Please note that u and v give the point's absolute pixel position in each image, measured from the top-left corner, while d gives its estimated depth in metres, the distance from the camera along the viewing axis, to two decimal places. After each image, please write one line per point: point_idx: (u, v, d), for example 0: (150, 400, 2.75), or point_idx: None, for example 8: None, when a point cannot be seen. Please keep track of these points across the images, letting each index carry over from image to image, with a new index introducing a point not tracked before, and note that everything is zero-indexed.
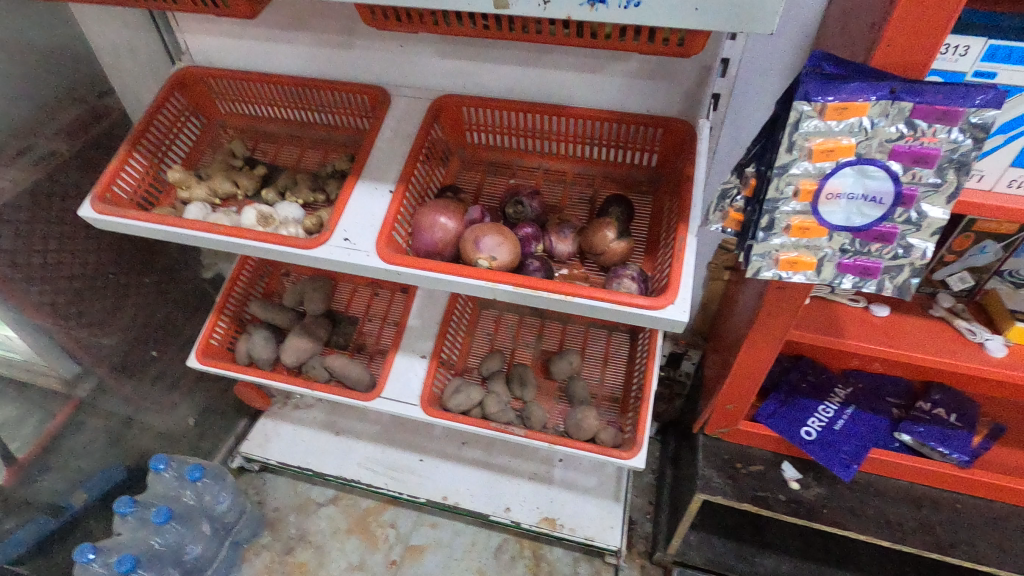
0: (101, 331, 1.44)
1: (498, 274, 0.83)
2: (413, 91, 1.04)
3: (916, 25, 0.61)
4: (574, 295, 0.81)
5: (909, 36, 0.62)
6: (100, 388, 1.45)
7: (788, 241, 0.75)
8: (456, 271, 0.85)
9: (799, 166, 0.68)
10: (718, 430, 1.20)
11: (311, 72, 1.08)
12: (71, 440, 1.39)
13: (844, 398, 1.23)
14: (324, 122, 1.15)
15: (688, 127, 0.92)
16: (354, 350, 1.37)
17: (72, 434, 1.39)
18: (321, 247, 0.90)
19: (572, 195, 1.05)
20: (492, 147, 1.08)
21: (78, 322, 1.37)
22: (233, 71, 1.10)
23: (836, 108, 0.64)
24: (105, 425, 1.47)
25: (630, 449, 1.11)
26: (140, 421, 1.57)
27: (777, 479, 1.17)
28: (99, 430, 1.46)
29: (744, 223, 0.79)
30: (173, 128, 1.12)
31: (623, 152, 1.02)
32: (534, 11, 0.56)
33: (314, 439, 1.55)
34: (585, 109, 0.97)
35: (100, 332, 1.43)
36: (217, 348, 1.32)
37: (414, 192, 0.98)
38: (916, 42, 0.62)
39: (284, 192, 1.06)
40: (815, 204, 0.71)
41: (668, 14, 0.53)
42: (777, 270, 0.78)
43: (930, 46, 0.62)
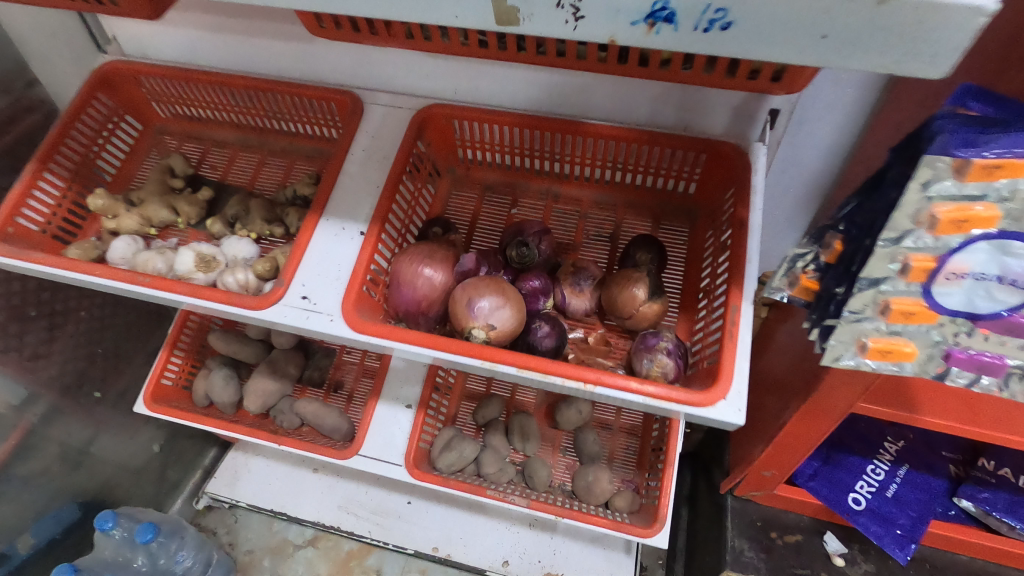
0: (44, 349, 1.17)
1: (498, 352, 0.65)
2: (392, 98, 0.83)
3: None
4: (596, 384, 0.63)
5: None
6: (52, 413, 1.19)
7: (882, 326, 0.57)
8: (446, 345, 0.66)
9: (914, 237, 0.50)
10: (749, 492, 1.04)
11: (266, 69, 0.87)
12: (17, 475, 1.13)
13: (896, 454, 1.06)
14: (284, 130, 0.94)
15: (739, 154, 0.72)
16: (331, 390, 1.18)
17: (20, 465, 1.13)
18: (274, 307, 0.71)
19: (588, 230, 0.85)
20: (490, 166, 0.88)
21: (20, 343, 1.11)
22: (168, 68, 0.88)
23: (984, 166, 0.44)
24: (61, 454, 1.21)
25: (648, 525, 0.94)
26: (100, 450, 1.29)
27: (818, 552, 1.01)
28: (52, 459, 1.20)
29: (822, 295, 0.60)
30: (98, 138, 0.91)
31: (653, 178, 0.82)
32: (559, 32, 0.36)
33: (289, 477, 1.38)
34: (608, 126, 0.76)
35: (47, 350, 1.18)
36: (171, 389, 1.14)
37: (392, 231, 0.78)
38: None
39: (233, 222, 0.86)
40: (926, 284, 0.52)
41: (776, 41, 0.33)
42: (863, 359, 0.59)
43: None
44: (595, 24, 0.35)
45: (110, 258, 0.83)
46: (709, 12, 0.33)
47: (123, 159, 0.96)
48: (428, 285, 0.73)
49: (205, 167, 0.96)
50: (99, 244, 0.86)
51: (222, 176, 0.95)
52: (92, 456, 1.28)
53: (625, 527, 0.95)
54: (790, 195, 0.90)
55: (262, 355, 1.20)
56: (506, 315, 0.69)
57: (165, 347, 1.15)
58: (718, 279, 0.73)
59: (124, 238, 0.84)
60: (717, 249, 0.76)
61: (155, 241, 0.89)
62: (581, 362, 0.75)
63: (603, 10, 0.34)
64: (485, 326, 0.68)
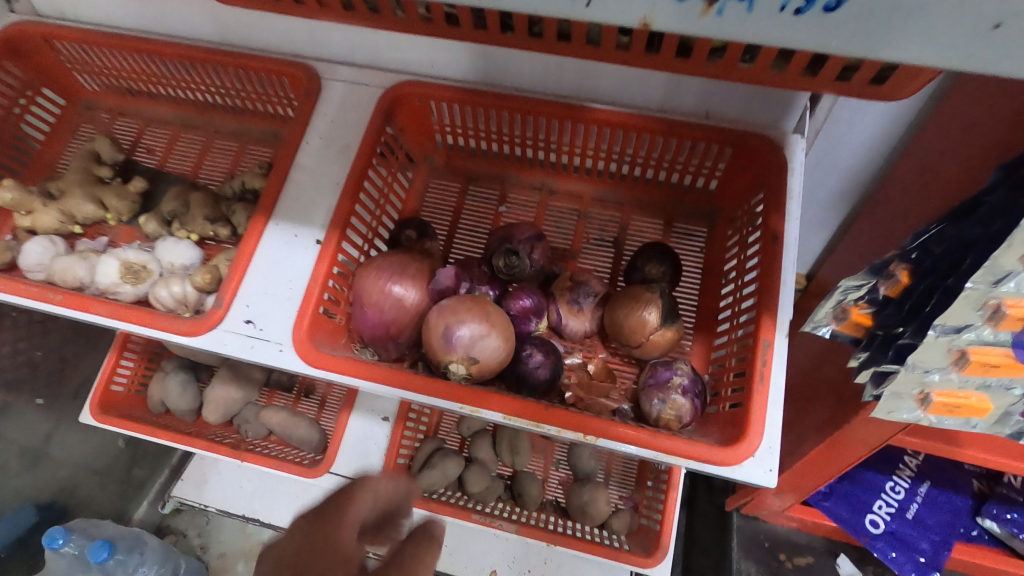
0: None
1: (479, 395, 0.53)
2: (355, 72, 0.68)
3: None
4: (598, 437, 0.51)
5: None
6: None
7: (955, 379, 0.46)
8: (416, 384, 0.54)
9: (1015, 279, 0.38)
10: (757, 511, 0.95)
11: (204, 35, 0.72)
12: None
13: (917, 469, 0.96)
14: (231, 107, 0.80)
15: (770, 150, 0.60)
16: (302, 395, 1.08)
17: None
18: (210, 333, 0.59)
19: (588, 234, 0.73)
20: (474, 155, 0.75)
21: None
22: (84, 32, 0.73)
23: None
24: (17, 452, 1.09)
25: (648, 554, 0.86)
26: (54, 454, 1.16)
27: (828, 574, 0.94)
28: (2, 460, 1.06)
29: (878, 335, 0.49)
30: (9, 113, 0.76)
31: (665, 173, 0.70)
32: (566, 10, 0.28)
33: (259, 481, 1.27)
34: (614, 112, 0.63)
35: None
36: (121, 396, 1.03)
37: (357, 237, 0.66)
38: None
39: (171, 220, 0.73)
40: (1021, 333, 0.41)
41: (876, 35, 0.25)
42: (924, 414, 0.49)
43: None
44: (614, 4, 0.27)
45: (21, 263, 0.69)
46: None
47: (44, 141, 0.82)
48: (397, 307, 0.61)
49: (141, 150, 0.82)
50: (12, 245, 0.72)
51: (161, 162, 0.81)
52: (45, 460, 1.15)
53: (623, 555, 0.87)
54: (821, 189, 0.77)
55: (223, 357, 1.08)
56: (493, 343, 0.58)
57: (113, 349, 1.03)
58: (742, 301, 0.62)
59: (40, 240, 0.71)
60: (742, 261, 0.64)
61: (81, 241, 0.75)
62: (580, 403, 0.62)
63: None
64: (465, 359, 0.57)
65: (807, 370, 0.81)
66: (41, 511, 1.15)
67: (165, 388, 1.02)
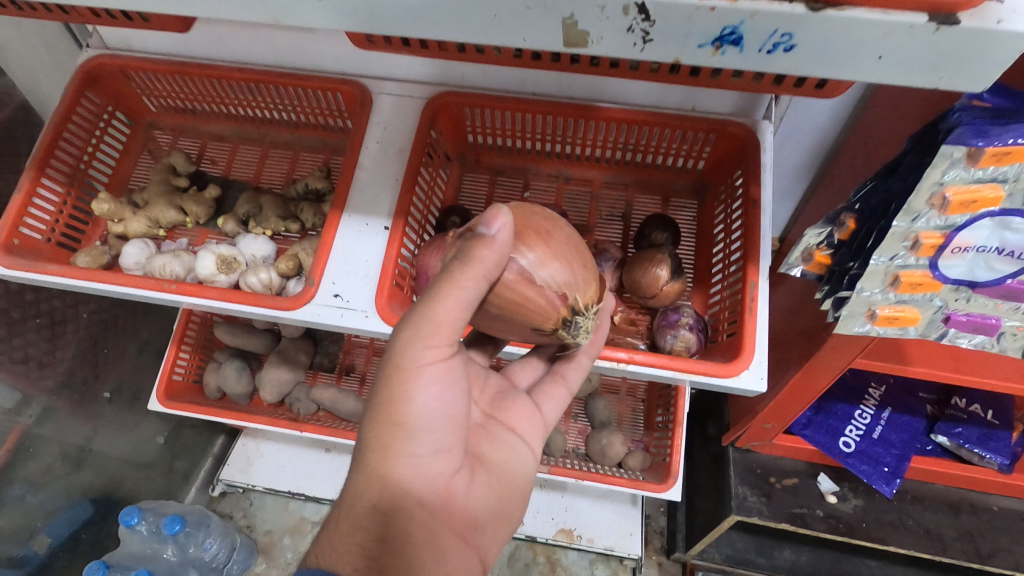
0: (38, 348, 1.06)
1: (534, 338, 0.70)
2: (398, 87, 0.81)
3: None
4: (629, 363, 0.67)
5: None
6: (47, 414, 1.07)
7: (890, 296, 0.61)
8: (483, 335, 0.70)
9: (925, 218, 0.54)
10: (750, 443, 1.10)
11: (262, 61, 0.84)
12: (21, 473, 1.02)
13: (880, 398, 1.10)
14: (285, 120, 0.92)
15: (747, 134, 0.75)
16: (342, 374, 1.19)
17: (23, 464, 1.02)
18: (306, 306, 0.72)
19: (601, 211, 0.89)
20: (499, 151, 0.89)
21: (11, 349, 1.00)
22: (157, 63, 0.84)
23: (995, 153, 0.48)
24: (62, 454, 1.10)
25: (662, 481, 1.01)
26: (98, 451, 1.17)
27: (812, 491, 1.10)
28: (53, 452, 1.08)
29: (835, 270, 0.64)
30: (91, 138, 0.87)
31: (661, 157, 0.85)
32: (627, 52, 0.39)
33: (301, 460, 1.34)
34: (620, 109, 0.78)
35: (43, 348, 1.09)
36: (181, 385, 1.13)
37: (414, 223, 0.79)
38: None
39: (246, 221, 0.86)
40: (935, 258, 0.57)
41: (818, 61, 0.36)
42: (873, 326, 0.64)
43: None
44: (661, 47, 0.38)
45: (123, 264, 0.83)
46: (775, 36, 0.35)
47: (117, 159, 0.93)
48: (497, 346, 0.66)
49: (206, 163, 0.95)
50: (106, 249, 0.86)
51: (225, 171, 0.94)
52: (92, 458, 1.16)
53: (640, 484, 1.02)
54: (788, 164, 0.93)
55: (270, 346, 1.19)
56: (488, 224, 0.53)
57: (172, 348, 1.11)
58: (731, 256, 0.77)
59: (136, 243, 0.85)
60: (728, 225, 0.79)
61: (165, 242, 0.88)
62: (610, 340, 0.79)
63: (671, 34, 0.37)
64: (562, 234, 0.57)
65: (786, 317, 0.94)
66: (95, 504, 1.18)
67: (222, 375, 1.12)
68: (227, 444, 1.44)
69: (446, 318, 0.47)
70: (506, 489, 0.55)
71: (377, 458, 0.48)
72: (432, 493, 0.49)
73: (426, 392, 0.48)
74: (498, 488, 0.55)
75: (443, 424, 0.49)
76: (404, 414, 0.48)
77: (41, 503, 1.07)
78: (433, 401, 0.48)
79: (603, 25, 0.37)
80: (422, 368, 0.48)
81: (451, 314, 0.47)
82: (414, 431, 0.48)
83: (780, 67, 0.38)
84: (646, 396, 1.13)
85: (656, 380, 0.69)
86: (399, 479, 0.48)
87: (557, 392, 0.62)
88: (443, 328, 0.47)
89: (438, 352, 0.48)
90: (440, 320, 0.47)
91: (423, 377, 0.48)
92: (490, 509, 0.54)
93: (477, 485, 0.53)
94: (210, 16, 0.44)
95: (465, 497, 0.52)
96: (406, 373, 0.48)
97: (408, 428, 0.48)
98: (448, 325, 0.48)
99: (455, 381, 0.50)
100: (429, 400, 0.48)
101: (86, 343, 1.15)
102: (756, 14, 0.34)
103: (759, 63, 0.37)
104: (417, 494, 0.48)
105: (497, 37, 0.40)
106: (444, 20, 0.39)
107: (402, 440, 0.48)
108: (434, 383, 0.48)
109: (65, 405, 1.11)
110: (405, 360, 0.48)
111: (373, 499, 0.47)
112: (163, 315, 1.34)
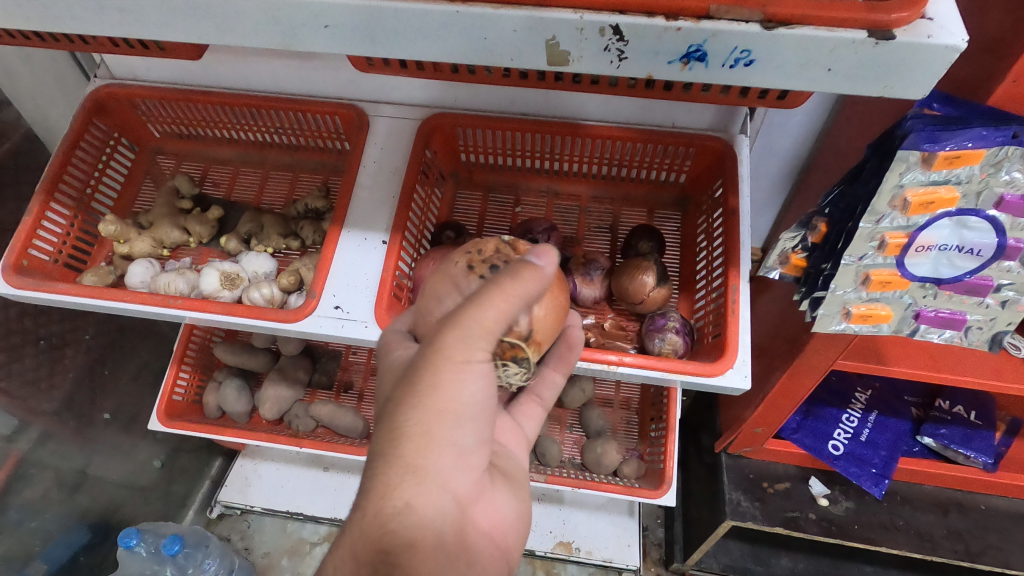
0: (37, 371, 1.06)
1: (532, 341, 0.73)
2: (394, 109, 0.85)
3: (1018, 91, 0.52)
4: (619, 364, 0.70)
5: None
6: (44, 438, 1.07)
7: (863, 295, 0.65)
8: None
9: (888, 218, 0.58)
10: (742, 449, 1.12)
11: (264, 86, 0.88)
12: (17, 499, 1.01)
13: (866, 402, 1.13)
14: (285, 143, 0.97)
15: (724, 146, 0.79)
16: (340, 391, 1.21)
17: (19, 489, 1.02)
18: (307, 319, 0.73)
19: (589, 224, 0.93)
20: (490, 168, 0.93)
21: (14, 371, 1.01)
22: (163, 90, 0.88)
23: (947, 157, 0.52)
24: (58, 478, 1.09)
25: (656, 487, 1.03)
26: (95, 475, 1.16)
27: (805, 495, 1.12)
28: (49, 477, 1.08)
29: (810, 272, 0.68)
30: (98, 163, 0.90)
31: (645, 172, 0.90)
32: (605, 70, 0.43)
33: (301, 478, 1.32)
34: (605, 126, 0.82)
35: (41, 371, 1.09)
36: (181, 405, 1.14)
37: (411, 237, 0.83)
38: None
39: (248, 239, 0.90)
40: (902, 256, 0.61)
41: (777, 73, 0.40)
42: (848, 324, 0.67)
43: None
44: (635, 64, 0.42)
45: (129, 282, 0.86)
46: (735, 52, 0.39)
47: (123, 183, 0.96)
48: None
49: (209, 186, 0.98)
50: (112, 269, 0.89)
51: (228, 193, 0.98)
52: (88, 482, 1.15)
53: (635, 490, 1.04)
54: (766, 176, 0.98)
55: (270, 364, 1.21)
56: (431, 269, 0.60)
57: (171, 368, 1.13)
58: (713, 263, 0.81)
59: (141, 262, 0.87)
60: (710, 234, 0.83)
61: (169, 261, 0.92)
62: (601, 344, 0.82)
63: (644, 51, 0.41)
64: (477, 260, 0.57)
65: (770, 323, 0.97)
66: (91, 530, 1.17)
67: (222, 393, 1.14)
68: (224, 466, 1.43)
69: (494, 312, 0.41)
70: (519, 488, 0.55)
71: (417, 453, 0.42)
72: (466, 492, 0.46)
73: (475, 384, 0.42)
74: (512, 486, 0.54)
75: (487, 420, 0.45)
76: (453, 406, 0.42)
77: (37, 529, 1.06)
78: (482, 393, 0.43)
79: (582, 45, 0.41)
80: (473, 365, 0.42)
81: (497, 310, 0.41)
82: (462, 425, 0.43)
83: (743, 81, 0.42)
84: (639, 406, 1.16)
85: (646, 381, 0.72)
86: (444, 481, 0.44)
87: (534, 410, 0.63)
88: (492, 325, 0.42)
89: (484, 347, 0.42)
90: (489, 311, 0.41)
91: (474, 372, 0.42)
92: (511, 513, 0.52)
93: (498, 487, 0.52)
94: (224, 43, 0.47)
95: (491, 500, 0.50)
96: (457, 367, 0.42)
97: (455, 421, 0.43)
98: (496, 324, 0.42)
99: (502, 371, 0.45)
100: (479, 395, 0.43)
101: (84, 368, 1.15)
102: (717, 33, 0.38)
103: (724, 79, 0.41)
104: (452, 494, 0.45)
105: (486, 58, 0.44)
106: (438, 45, 0.43)
107: (449, 432, 0.43)
108: (486, 378, 0.43)
109: (65, 430, 1.11)
110: (460, 355, 0.41)
111: (406, 497, 0.42)
112: (160, 338, 1.35)
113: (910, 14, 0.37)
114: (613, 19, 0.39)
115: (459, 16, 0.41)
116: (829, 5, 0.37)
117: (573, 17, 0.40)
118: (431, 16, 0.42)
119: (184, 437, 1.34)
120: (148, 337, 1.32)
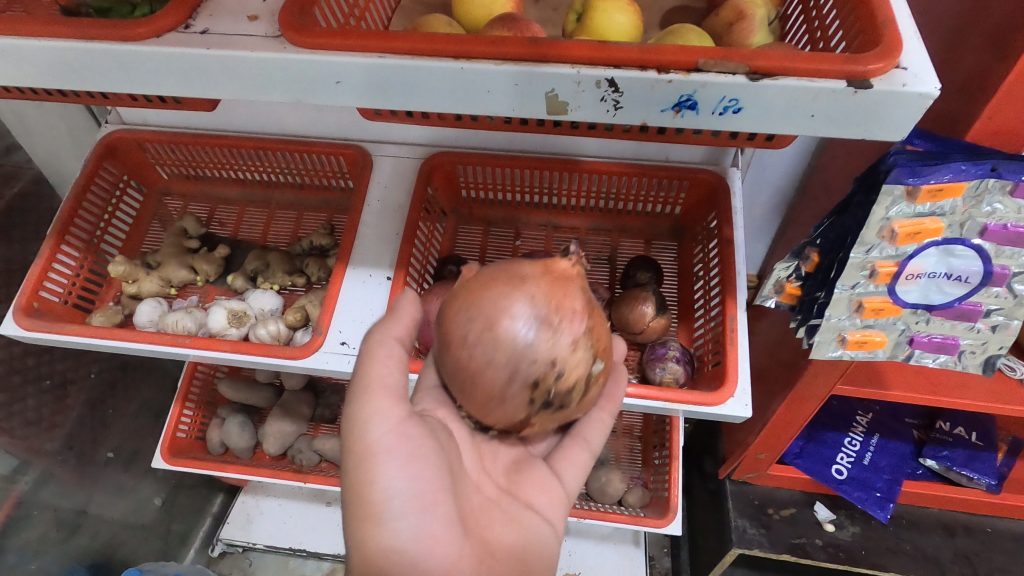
0: (40, 410, 1.06)
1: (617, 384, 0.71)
2: (397, 149, 0.88)
3: (994, 129, 0.55)
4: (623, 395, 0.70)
5: (1013, 125, 0.54)
6: (44, 478, 1.06)
7: (858, 321, 0.66)
8: None
9: (879, 248, 0.60)
10: (746, 474, 1.13)
11: (271, 129, 0.91)
12: (12, 544, 0.99)
13: (868, 426, 1.13)
14: (289, 183, 0.99)
15: (716, 179, 0.82)
16: (343, 424, 1.21)
17: (15, 535, 1.00)
18: (314, 355, 0.74)
19: (588, 255, 0.95)
20: (489, 204, 0.96)
21: (20, 411, 1.02)
22: (172, 135, 0.91)
23: (930, 190, 0.55)
24: (56, 520, 1.07)
25: (661, 516, 1.02)
26: (94, 515, 1.15)
27: (810, 521, 1.11)
28: (48, 519, 1.06)
29: (805, 300, 0.69)
30: (107, 206, 0.93)
31: (640, 204, 0.92)
32: (600, 117, 0.45)
33: (303, 515, 1.30)
34: (600, 162, 0.85)
35: None
36: (185, 441, 1.14)
37: (414, 273, 0.84)
38: (1009, 139, 0.55)
39: (254, 276, 0.92)
40: (892, 284, 0.63)
41: (767, 117, 0.42)
42: (844, 350, 0.69)
43: (1015, 144, 0.56)
44: (629, 112, 0.44)
45: (137, 321, 0.87)
46: (724, 101, 0.42)
47: (131, 225, 0.98)
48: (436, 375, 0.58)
49: (215, 225, 1.01)
50: (119, 309, 0.90)
51: (233, 232, 1.00)
52: (88, 522, 1.14)
53: (641, 520, 1.03)
54: (759, 206, 1.00)
55: (272, 399, 1.21)
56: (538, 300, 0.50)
57: (176, 404, 1.13)
58: (710, 293, 0.83)
59: (149, 302, 0.89)
60: (706, 263, 0.86)
61: (176, 300, 0.93)
62: None
63: (638, 101, 0.43)
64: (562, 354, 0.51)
65: (769, 348, 0.99)
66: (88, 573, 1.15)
67: (225, 430, 1.13)
68: (226, 504, 1.42)
69: (378, 378, 0.51)
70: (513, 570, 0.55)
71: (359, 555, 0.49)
72: None
73: (392, 475, 0.49)
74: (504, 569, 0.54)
75: (423, 504, 0.49)
76: (372, 496, 0.49)
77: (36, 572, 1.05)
78: (399, 479, 0.49)
79: (580, 96, 0.44)
80: (379, 446, 0.50)
81: (381, 372, 0.52)
82: (385, 513, 0.49)
83: (739, 127, 0.44)
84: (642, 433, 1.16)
85: (648, 411, 0.73)
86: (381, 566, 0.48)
87: (579, 456, 0.65)
88: (387, 394, 0.51)
89: (388, 416, 0.50)
90: (378, 381, 0.51)
91: (382, 455, 0.49)
92: None
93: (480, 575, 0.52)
94: (238, 97, 0.50)
95: None
96: (365, 457, 0.50)
97: (376, 515, 0.49)
98: (387, 384, 0.51)
99: (418, 451, 0.50)
100: (393, 480, 0.49)
101: (87, 407, 1.15)
102: (706, 84, 0.41)
103: (715, 124, 0.44)
104: None
105: (488, 108, 0.46)
106: (441, 97, 0.46)
107: (374, 527, 0.49)
108: (393, 458, 0.49)
109: (67, 470, 1.10)
110: (361, 441, 0.50)
111: None
112: (162, 375, 1.36)
113: (885, 64, 0.40)
114: (608, 73, 0.42)
115: (462, 71, 0.44)
116: (810, 59, 0.40)
117: (571, 71, 0.42)
118: (436, 72, 0.44)
119: (185, 474, 1.33)
120: (150, 374, 1.32)
